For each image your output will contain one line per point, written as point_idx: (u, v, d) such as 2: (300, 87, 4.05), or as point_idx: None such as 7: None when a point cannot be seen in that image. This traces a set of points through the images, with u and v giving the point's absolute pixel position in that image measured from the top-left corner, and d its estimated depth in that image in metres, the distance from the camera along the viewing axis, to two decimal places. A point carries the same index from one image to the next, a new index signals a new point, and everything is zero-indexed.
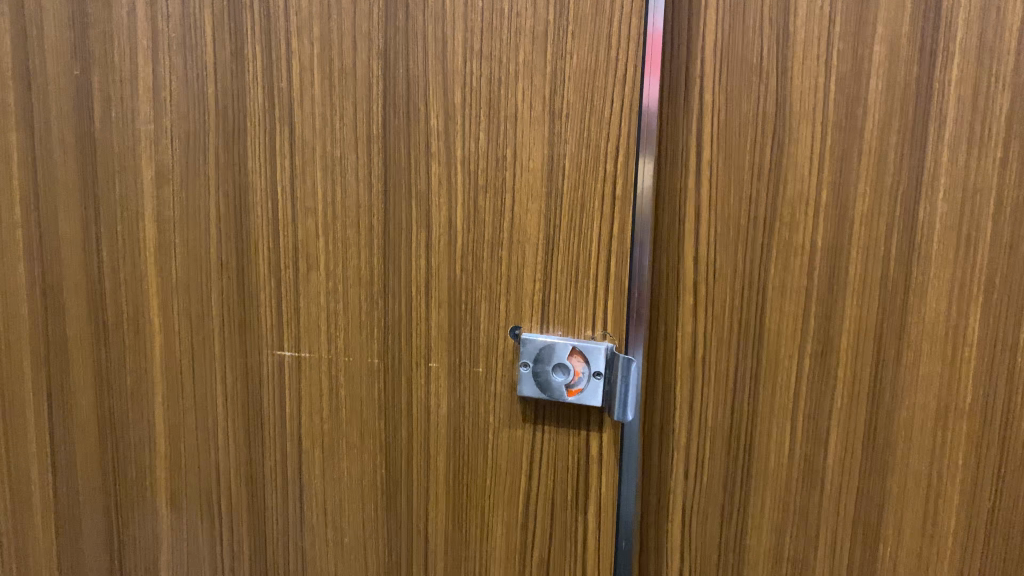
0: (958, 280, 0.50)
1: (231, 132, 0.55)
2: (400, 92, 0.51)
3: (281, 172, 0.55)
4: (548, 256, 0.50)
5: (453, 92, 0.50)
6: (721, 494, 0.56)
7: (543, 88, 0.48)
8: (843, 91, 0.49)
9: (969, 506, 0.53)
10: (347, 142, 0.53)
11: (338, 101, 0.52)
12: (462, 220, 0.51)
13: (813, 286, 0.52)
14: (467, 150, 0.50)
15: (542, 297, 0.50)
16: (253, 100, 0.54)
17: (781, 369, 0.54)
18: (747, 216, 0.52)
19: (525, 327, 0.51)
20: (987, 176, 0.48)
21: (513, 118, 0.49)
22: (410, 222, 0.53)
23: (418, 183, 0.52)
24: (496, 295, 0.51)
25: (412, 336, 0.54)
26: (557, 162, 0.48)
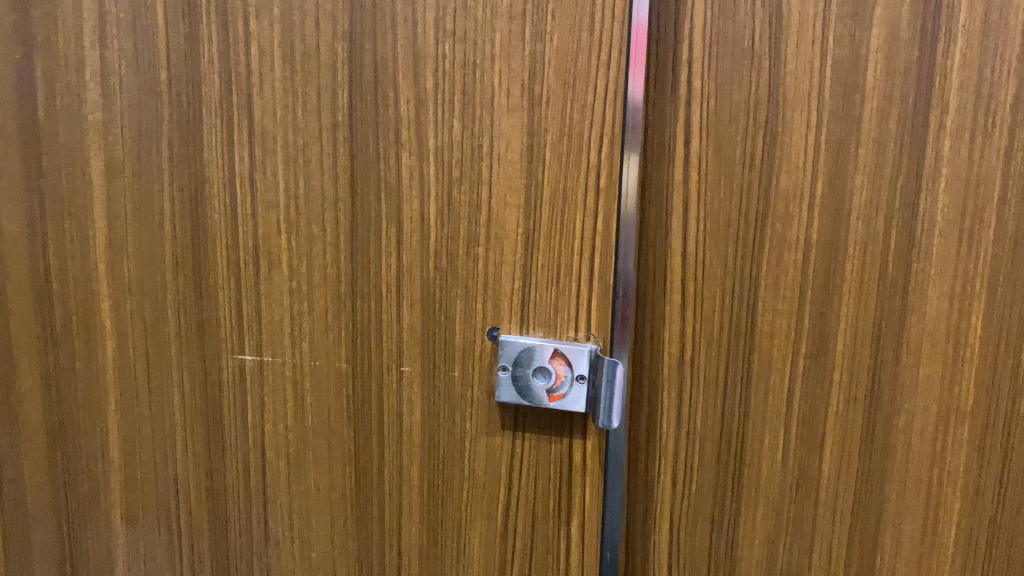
0: (960, 277, 0.48)
1: (186, 121, 0.52)
2: (368, 77, 0.48)
3: (241, 164, 0.51)
4: (527, 253, 0.47)
5: (425, 77, 0.47)
6: (710, 504, 0.54)
7: (521, 72, 0.45)
8: (839, 76, 0.46)
9: (971, 512, 0.51)
10: (311, 131, 0.50)
11: (302, 87, 0.49)
12: (435, 214, 0.48)
13: (808, 283, 0.49)
14: (440, 139, 0.47)
15: (521, 296, 0.47)
16: (211, 87, 0.51)
17: (774, 371, 0.51)
18: (738, 210, 0.49)
19: (503, 329, 0.48)
20: (991, 167, 0.46)
21: (490, 104, 0.46)
22: (379, 217, 0.49)
23: (387, 175, 0.49)
24: (472, 295, 0.48)
25: (383, 340, 0.51)
26: (537, 152, 0.45)
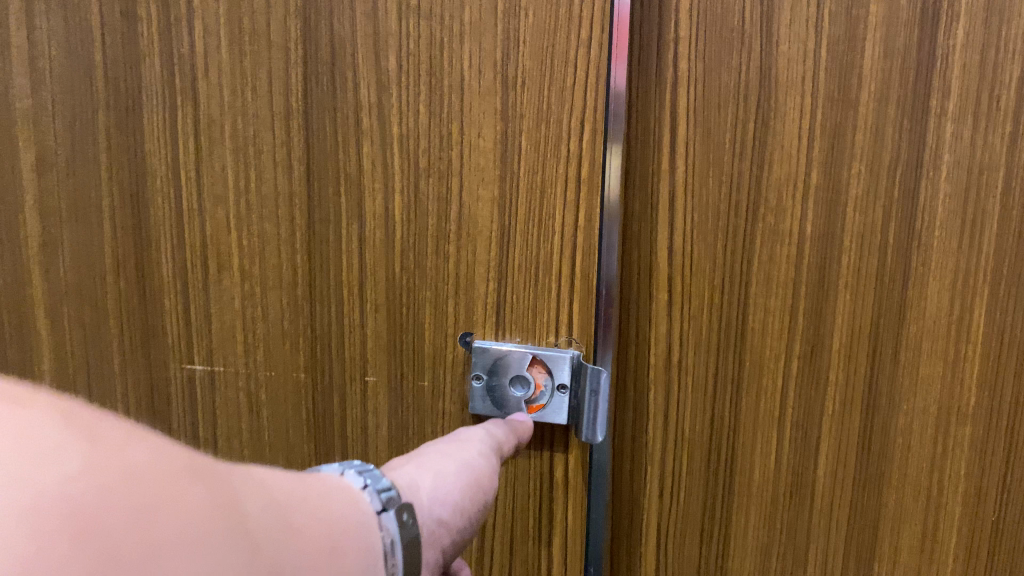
0: (962, 270, 0.45)
1: (125, 109, 0.48)
2: (324, 59, 0.44)
3: (186, 156, 0.47)
4: (502, 251, 0.43)
5: (386, 58, 0.43)
6: (699, 515, 0.51)
7: (493, 52, 0.41)
8: (835, 56, 0.43)
9: (972, 517, 0.48)
10: (263, 119, 0.45)
11: (252, 70, 0.45)
12: (401, 209, 0.44)
13: (802, 280, 0.46)
14: (405, 127, 0.43)
15: (496, 299, 0.44)
16: (152, 71, 0.46)
17: (766, 373, 0.48)
18: (728, 201, 0.46)
19: (477, 334, 0.45)
20: (994, 154, 0.43)
21: (460, 88, 0.42)
22: (339, 212, 0.45)
23: (348, 166, 0.45)
24: (443, 297, 0.45)
25: (347, 345, 0.47)
26: (512, 140, 0.42)
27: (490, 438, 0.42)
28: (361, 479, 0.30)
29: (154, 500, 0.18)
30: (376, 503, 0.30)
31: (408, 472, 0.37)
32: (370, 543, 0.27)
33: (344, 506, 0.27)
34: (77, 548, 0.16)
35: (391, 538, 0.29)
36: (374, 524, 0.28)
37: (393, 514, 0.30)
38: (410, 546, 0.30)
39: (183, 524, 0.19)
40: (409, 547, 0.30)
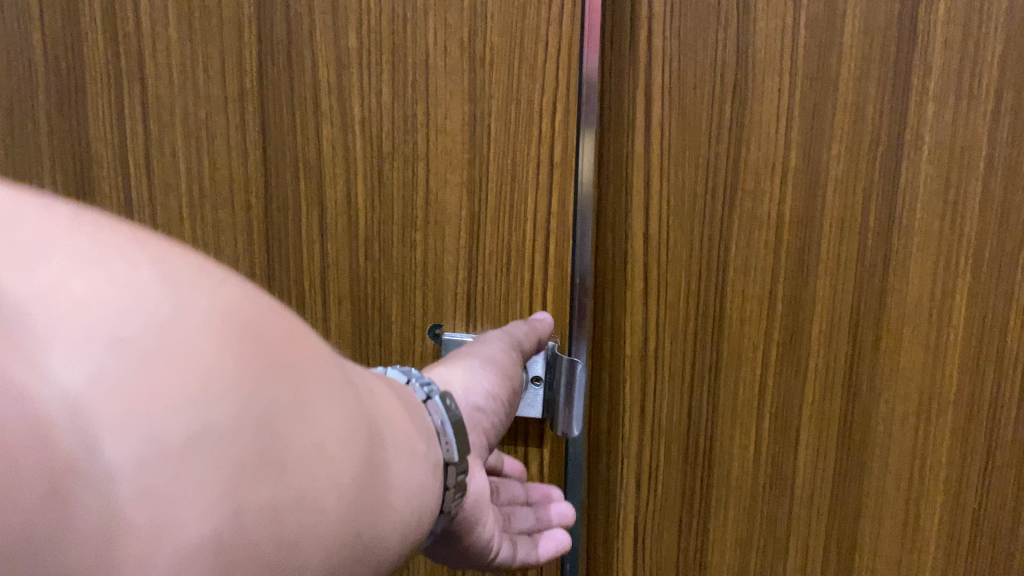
0: (944, 253, 0.44)
1: (67, 93, 0.45)
2: (280, 36, 0.41)
3: (133, 141, 0.45)
4: (471, 239, 0.42)
5: (346, 35, 0.40)
6: (677, 508, 0.49)
7: (460, 28, 0.39)
8: (814, 33, 0.42)
9: (953, 506, 0.47)
10: (215, 101, 0.43)
11: (203, 49, 0.42)
12: (364, 195, 0.42)
13: (780, 265, 0.45)
14: (367, 109, 0.41)
15: (466, 288, 0.42)
16: (95, 51, 0.44)
17: (745, 361, 0.47)
18: (704, 185, 0.45)
19: (446, 326, 0.43)
20: (977, 133, 0.42)
21: (424, 67, 0.40)
22: (298, 199, 0.43)
23: (307, 150, 0.43)
24: (410, 288, 0.43)
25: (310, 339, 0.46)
26: (481, 122, 0.40)
27: (508, 334, 0.39)
28: (403, 375, 0.32)
29: (295, 337, 0.21)
30: (421, 393, 0.31)
31: (437, 369, 0.36)
32: (419, 417, 0.29)
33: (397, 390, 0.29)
34: (252, 355, 0.19)
35: (440, 420, 0.31)
36: (422, 409, 0.30)
37: (438, 400, 0.31)
38: (457, 428, 0.31)
39: (307, 349, 0.21)
40: (459, 431, 0.31)
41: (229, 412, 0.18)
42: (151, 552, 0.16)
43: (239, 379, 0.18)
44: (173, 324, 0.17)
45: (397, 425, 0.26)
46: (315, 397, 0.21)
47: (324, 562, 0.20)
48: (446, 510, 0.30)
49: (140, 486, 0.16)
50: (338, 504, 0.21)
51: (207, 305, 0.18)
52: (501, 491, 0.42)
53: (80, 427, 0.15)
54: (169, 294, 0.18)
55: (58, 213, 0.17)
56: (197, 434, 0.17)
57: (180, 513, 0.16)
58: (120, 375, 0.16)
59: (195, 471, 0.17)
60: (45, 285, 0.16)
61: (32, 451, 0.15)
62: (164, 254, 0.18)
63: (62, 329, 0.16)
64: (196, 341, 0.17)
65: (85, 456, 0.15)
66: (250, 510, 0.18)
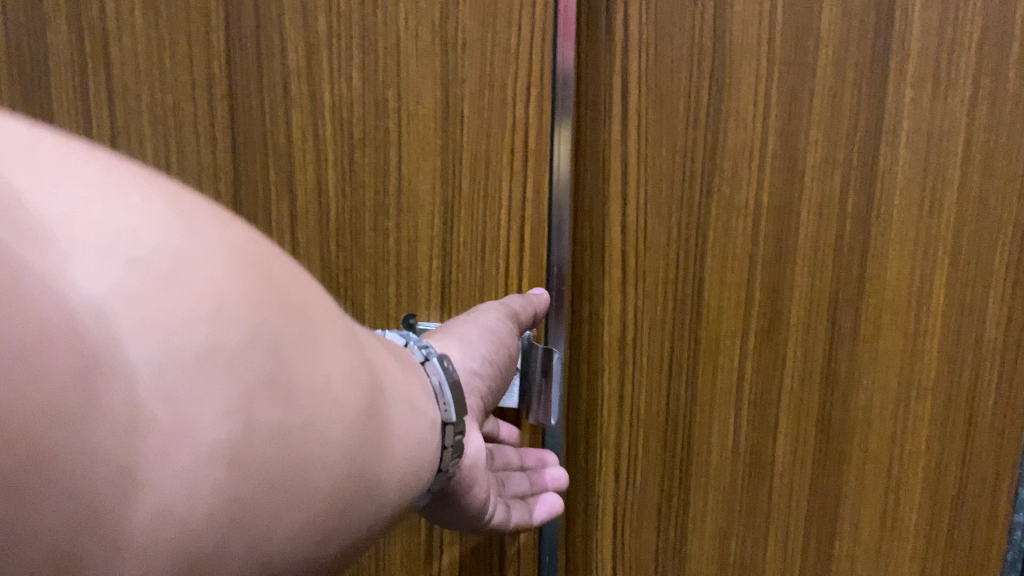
0: (923, 239, 0.43)
1: (29, 82, 0.44)
2: (248, 20, 0.40)
3: (98, 129, 0.44)
4: (445, 226, 0.41)
5: (316, 17, 0.40)
6: (655, 498, 0.49)
7: (432, 11, 0.38)
8: (792, 17, 0.41)
9: (933, 494, 0.47)
10: (182, 87, 0.42)
11: (169, 35, 0.42)
12: (336, 184, 0.42)
13: (758, 253, 0.45)
14: (338, 95, 0.40)
15: (441, 277, 0.42)
16: (56, 38, 0.43)
17: (723, 348, 0.46)
18: (682, 172, 0.44)
19: (421, 315, 0.43)
20: (955, 119, 0.42)
21: (396, 51, 0.39)
22: (268, 189, 0.43)
23: (276, 137, 0.42)
24: (384, 278, 0.43)
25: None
26: (454, 106, 0.39)
27: (505, 306, 0.40)
28: (402, 339, 0.35)
29: (291, 285, 0.24)
30: (419, 356, 0.33)
31: (435, 338, 0.37)
32: (417, 377, 0.31)
33: (392, 349, 0.32)
34: (254, 293, 0.21)
35: (438, 380, 0.32)
36: (420, 369, 0.32)
37: (436, 361, 0.33)
38: (456, 388, 0.32)
39: (303, 296, 0.24)
40: (457, 391, 0.33)
41: (234, 336, 0.20)
42: (169, 447, 0.18)
43: (241, 309, 0.21)
44: (186, 255, 0.20)
45: (391, 376, 0.29)
46: (310, 336, 0.23)
47: (324, 480, 0.23)
48: (445, 469, 0.31)
49: (162, 388, 0.18)
50: (336, 432, 0.23)
51: (214, 244, 0.21)
52: (498, 456, 0.44)
53: (109, 334, 0.17)
54: (181, 230, 0.20)
55: (78, 150, 0.19)
56: (206, 350, 0.19)
57: (193, 416, 0.19)
58: (142, 291, 0.18)
59: (207, 382, 0.19)
60: (67, 204, 0.18)
61: (63, 345, 0.17)
62: (174, 196, 0.21)
63: (91, 243, 0.17)
64: (207, 272, 0.20)
65: (114, 359, 0.17)
66: (257, 427, 0.20)
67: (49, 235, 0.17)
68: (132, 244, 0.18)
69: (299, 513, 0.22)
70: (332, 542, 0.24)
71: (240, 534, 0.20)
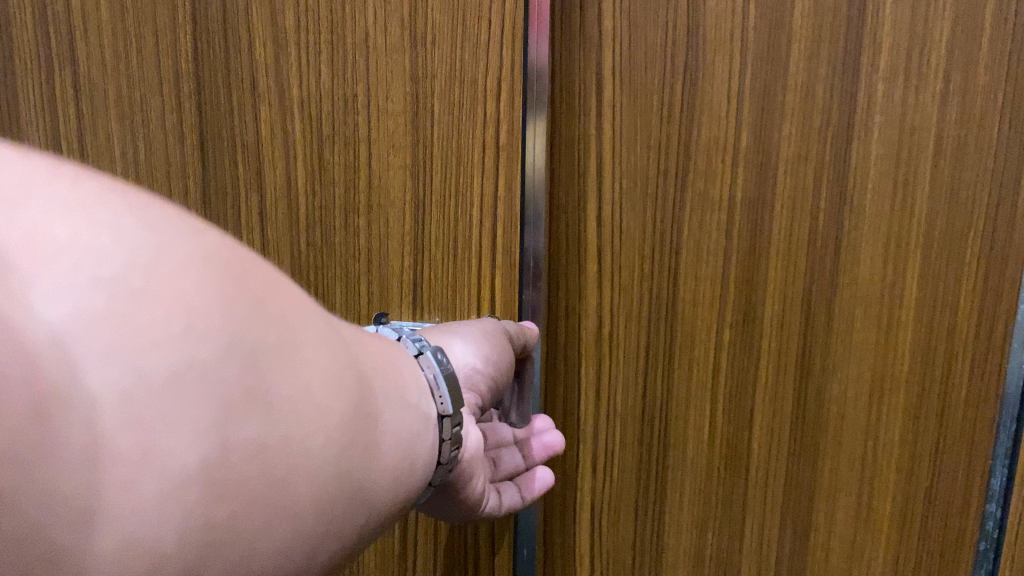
0: (894, 233, 0.43)
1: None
2: (215, 14, 0.41)
3: (67, 125, 0.44)
4: (416, 224, 0.42)
5: (283, 14, 0.40)
6: (633, 491, 0.49)
7: (400, 8, 0.39)
8: (764, 12, 0.41)
9: (905, 487, 0.46)
10: (150, 82, 0.43)
11: (135, 29, 0.42)
12: (304, 178, 0.42)
13: (732, 247, 0.45)
14: (306, 90, 0.41)
15: (412, 276, 0.43)
16: (22, 35, 0.43)
17: (699, 342, 0.47)
18: (656, 167, 0.44)
19: (393, 314, 0.43)
20: (925, 113, 0.41)
21: (365, 46, 0.39)
22: (237, 183, 0.43)
23: (245, 134, 0.42)
24: (354, 275, 0.43)
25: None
26: (423, 102, 0.39)
27: (501, 321, 0.41)
28: (395, 333, 0.35)
29: (272, 289, 0.23)
30: (413, 349, 0.33)
31: (438, 333, 0.38)
32: (413, 373, 0.31)
33: (388, 347, 0.31)
34: (231, 305, 0.20)
35: (433, 373, 0.32)
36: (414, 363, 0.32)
37: (431, 354, 0.33)
38: (451, 381, 0.32)
39: (284, 302, 0.23)
40: (453, 383, 0.32)
41: (209, 348, 0.19)
42: (137, 475, 0.17)
43: (217, 319, 0.20)
44: (156, 269, 0.19)
45: (385, 377, 0.28)
46: (292, 341, 0.22)
47: (309, 494, 0.22)
48: (444, 462, 0.31)
49: (129, 410, 0.17)
50: (324, 442, 0.22)
51: (187, 254, 0.20)
52: (490, 434, 0.45)
53: (66, 360, 0.16)
54: (151, 246, 0.19)
55: (41, 174, 0.18)
56: (180, 372, 0.18)
57: (166, 443, 0.18)
58: (106, 311, 0.17)
59: (182, 403, 0.18)
60: (26, 222, 0.17)
61: (19, 379, 0.16)
62: (143, 207, 0.20)
63: (53, 272, 0.17)
64: (179, 282, 0.19)
65: (72, 386, 0.16)
66: (235, 446, 0.19)
67: (10, 259, 0.16)
68: (97, 257, 0.18)
69: (286, 528, 0.21)
70: (320, 559, 0.23)
71: (219, 558, 0.19)
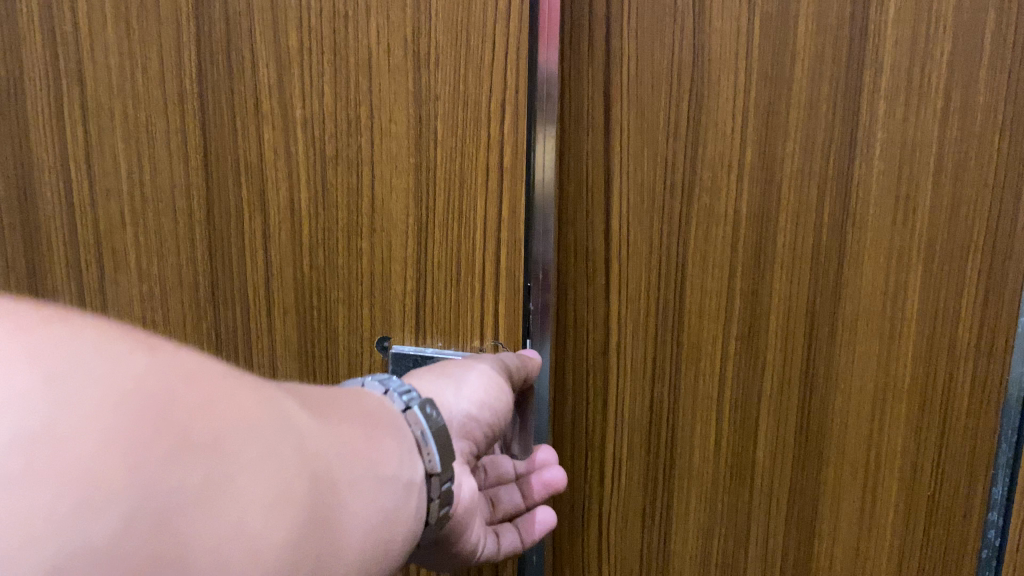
0: (897, 246, 0.43)
1: (17, 100, 0.48)
2: (222, 39, 0.43)
3: (84, 147, 0.47)
4: (420, 246, 0.42)
5: (287, 37, 0.42)
6: (640, 500, 0.50)
7: (405, 27, 0.39)
8: (767, 32, 0.42)
9: (907, 495, 0.47)
10: (158, 106, 0.45)
11: (147, 56, 0.44)
12: (305, 200, 0.44)
13: (737, 261, 0.45)
14: (310, 110, 0.42)
15: (415, 300, 0.43)
16: (45, 63, 0.46)
17: (705, 353, 0.47)
18: (663, 182, 0.45)
19: (395, 339, 0.44)
20: (926, 130, 0.42)
21: (368, 68, 0.40)
22: (239, 203, 0.45)
23: (249, 154, 0.44)
24: (356, 299, 0.44)
25: (255, 343, 0.48)
26: (428, 123, 0.40)
27: (498, 357, 0.40)
28: (382, 386, 0.34)
29: (212, 409, 0.22)
30: (400, 403, 0.33)
31: (431, 378, 0.38)
32: (399, 437, 0.31)
33: (369, 412, 0.31)
34: (136, 459, 0.19)
35: (421, 430, 0.33)
36: (401, 423, 0.32)
37: (417, 409, 0.33)
38: (439, 436, 0.33)
39: (221, 416, 0.22)
40: (441, 438, 0.33)
41: (110, 518, 0.18)
42: None
43: (126, 477, 0.19)
44: (48, 437, 0.18)
45: (354, 459, 0.28)
46: (232, 467, 0.22)
47: None
48: (433, 519, 0.32)
49: None
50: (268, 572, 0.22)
51: (92, 402, 0.19)
52: (491, 469, 0.46)
53: None
54: (41, 415, 0.18)
55: None
56: (66, 560, 0.17)
57: None
58: None
59: None
60: None
61: None
62: (48, 348, 0.19)
63: None
64: (75, 445, 0.18)
65: None
66: None
67: None
68: None
69: None
70: None
71: None
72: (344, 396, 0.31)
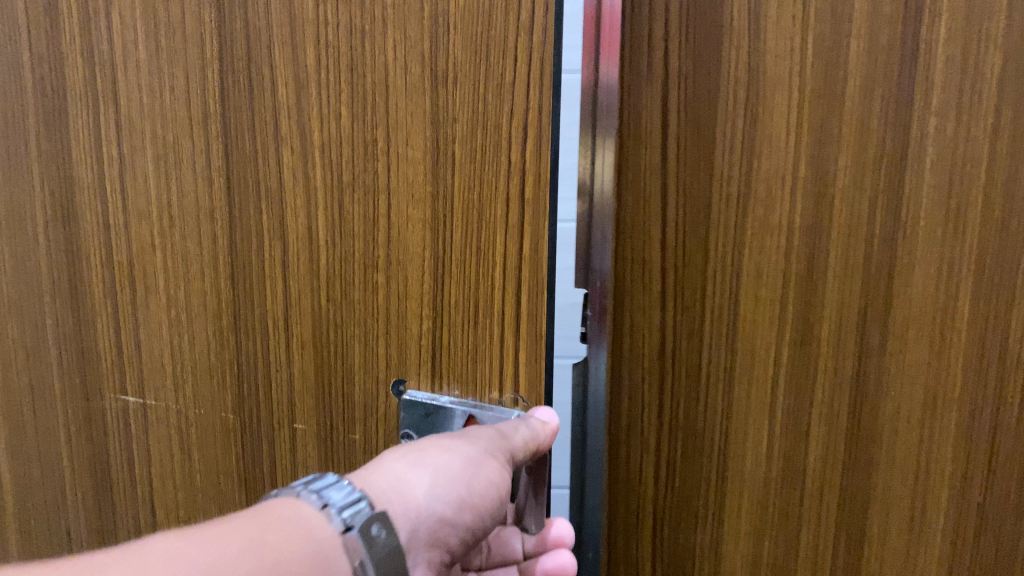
0: (946, 257, 0.46)
1: (23, 109, 0.45)
2: (238, 50, 0.39)
3: (110, 164, 0.44)
4: (436, 282, 0.38)
5: (303, 52, 0.37)
6: (697, 499, 0.52)
7: (418, 44, 0.35)
8: (819, 52, 0.44)
9: (957, 499, 0.49)
10: (181, 122, 0.41)
11: (169, 69, 0.41)
12: (325, 230, 0.39)
13: (791, 271, 0.48)
14: (327, 135, 0.38)
15: (431, 343, 0.39)
16: (72, 76, 0.43)
17: (758, 359, 0.49)
18: (720, 195, 0.48)
19: (411, 382, 0.40)
20: (976, 149, 0.44)
21: (384, 89, 0.36)
22: (260, 229, 0.41)
23: (269, 173, 0.40)
24: (373, 338, 0.40)
25: (275, 383, 0.43)
26: (445, 146, 0.36)
27: (502, 440, 0.36)
28: (321, 498, 0.30)
29: None
30: (339, 522, 0.30)
31: (407, 473, 0.34)
32: None
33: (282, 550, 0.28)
34: None
35: (359, 559, 0.29)
36: (339, 555, 0.29)
37: (359, 532, 0.30)
38: (385, 564, 0.30)
39: None
40: (389, 561, 0.30)
41: None
42: None
43: None
44: None
45: None
46: None
47: None
48: None
49: None
50: None
51: None
52: (499, 547, 0.44)
53: None
54: None
55: None
56: None
57: None
58: None
59: None
60: None
61: None
62: None
63: None
64: None
65: None
66: None
67: None
68: None
69: None
70: None
71: None
72: (257, 527, 0.28)
